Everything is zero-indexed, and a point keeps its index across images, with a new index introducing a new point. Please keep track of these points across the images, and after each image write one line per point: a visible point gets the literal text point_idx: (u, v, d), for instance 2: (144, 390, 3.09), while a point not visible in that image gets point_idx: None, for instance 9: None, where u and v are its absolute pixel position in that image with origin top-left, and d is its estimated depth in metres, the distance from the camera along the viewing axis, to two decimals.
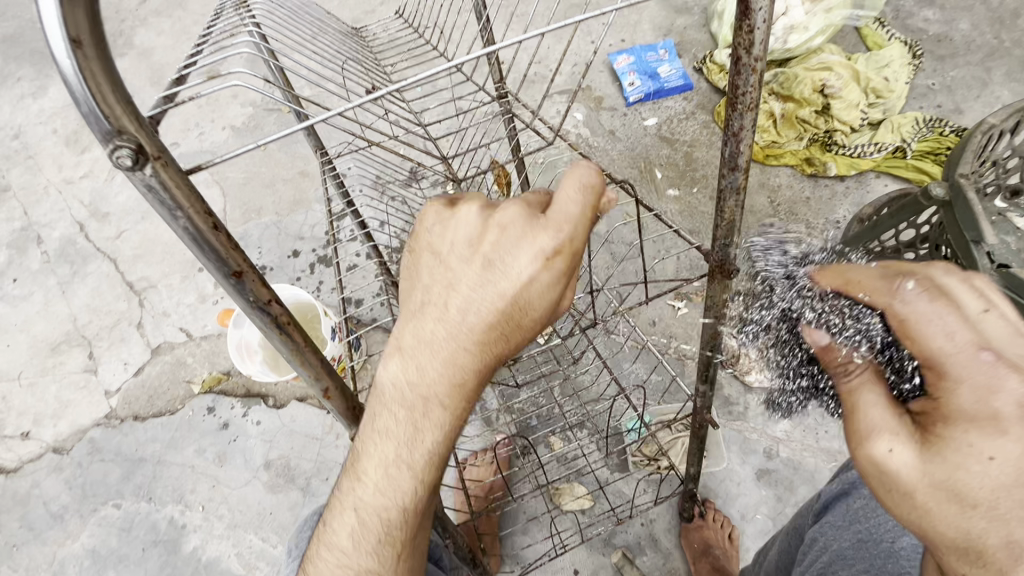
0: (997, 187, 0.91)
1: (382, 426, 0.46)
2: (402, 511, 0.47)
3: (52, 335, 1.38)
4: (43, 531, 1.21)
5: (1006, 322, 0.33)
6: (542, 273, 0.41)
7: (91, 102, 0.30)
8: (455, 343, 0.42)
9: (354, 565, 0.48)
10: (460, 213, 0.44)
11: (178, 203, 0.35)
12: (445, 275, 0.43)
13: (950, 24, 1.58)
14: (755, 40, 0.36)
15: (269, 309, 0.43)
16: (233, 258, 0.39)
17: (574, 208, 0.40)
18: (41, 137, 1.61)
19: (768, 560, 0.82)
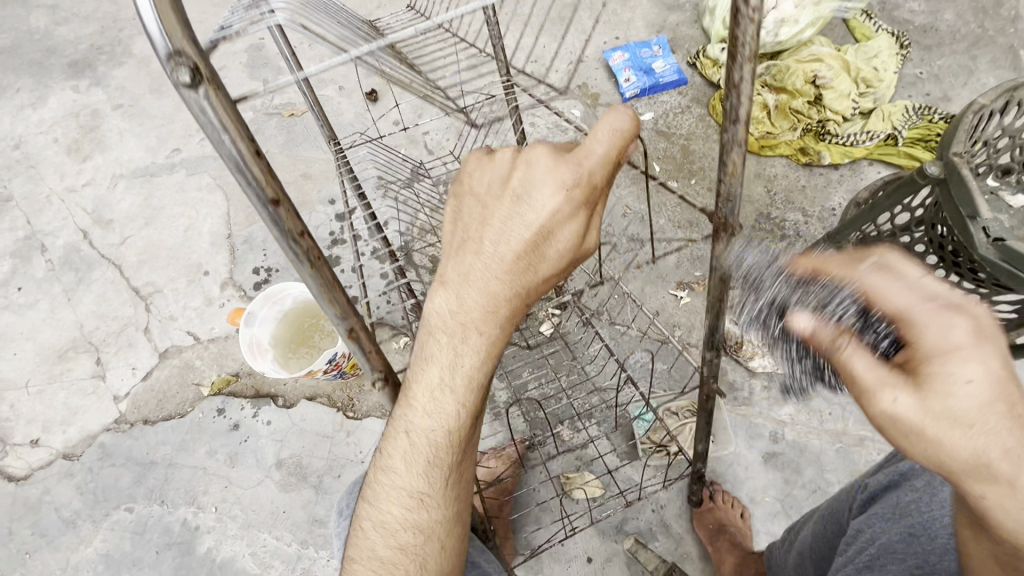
0: (989, 167, 0.96)
1: (428, 352, 0.54)
2: (448, 432, 0.54)
3: (59, 343, 1.38)
4: (56, 537, 1.21)
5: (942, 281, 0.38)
6: (564, 204, 0.49)
7: (154, 19, 0.32)
8: (490, 275, 0.50)
9: (409, 484, 0.55)
10: (498, 157, 0.53)
11: (224, 126, 0.36)
12: (482, 213, 0.52)
13: (935, 15, 1.62)
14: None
15: (300, 242, 0.42)
16: (271, 185, 0.39)
17: (602, 148, 0.48)
18: (42, 146, 1.61)
19: (805, 532, 0.82)
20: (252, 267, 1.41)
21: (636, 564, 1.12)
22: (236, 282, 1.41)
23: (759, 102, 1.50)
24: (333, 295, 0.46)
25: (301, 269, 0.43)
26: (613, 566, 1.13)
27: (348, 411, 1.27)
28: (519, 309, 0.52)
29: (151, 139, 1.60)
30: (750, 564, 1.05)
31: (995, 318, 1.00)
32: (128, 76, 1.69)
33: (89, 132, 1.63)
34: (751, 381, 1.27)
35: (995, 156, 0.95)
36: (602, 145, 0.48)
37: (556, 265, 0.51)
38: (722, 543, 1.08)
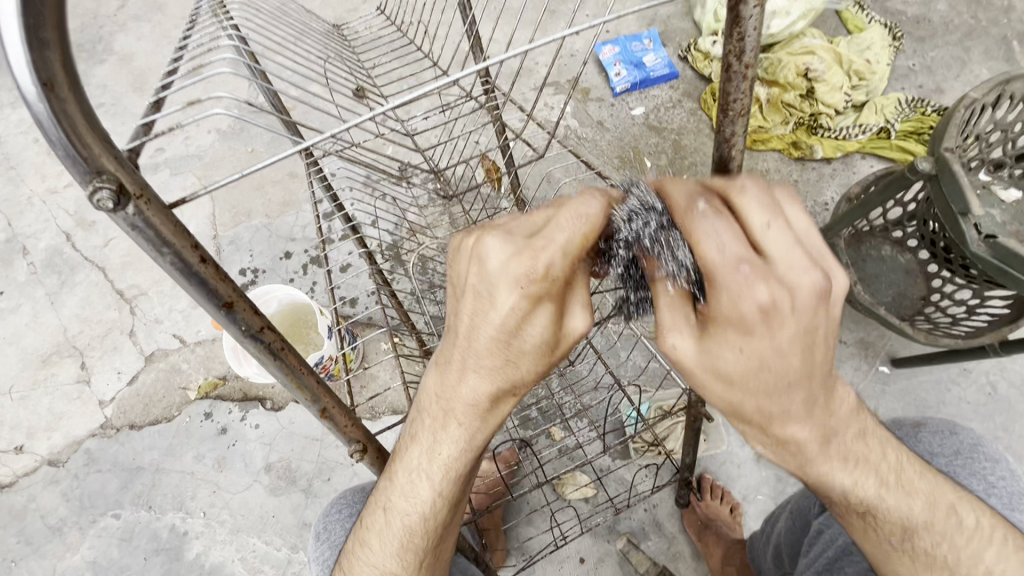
0: (981, 162, 0.95)
1: (412, 432, 0.56)
2: (421, 519, 0.56)
3: (42, 347, 1.36)
4: (42, 545, 1.19)
5: (784, 232, 0.40)
6: (521, 300, 0.45)
7: (66, 144, 0.31)
8: (463, 370, 0.49)
9: (381, 564, 0.58)
10: (465, 245, 0.50)
11: (165, 240, 0.36)
12: (453, 307, 0.50)
13: (927, 6, 1.60)
14: (745, 47, 0.40)
15: (262, 336, 0.44)
16: (224, 291, 0.40)
17: (566, 240, 0.45)
18: (22, 146, 1.58)
19: (780, 530, 0.80)
20: (237, 268, 1.39)
21: (628, 563, 1.12)
22: None
23: (751, 96, 1.49)
24: (295, 368, 0.48)
25: (263, 357, 0.46)
26: (605, 567, 1.12)
27: None
28: (491, 403, 0.50)
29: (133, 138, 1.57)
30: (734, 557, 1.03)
31: (986, 313, 1.01)
32: (109, 75, 1.65)
33: None
34: None
35: (987, 151, 0.94)
36: (564, 237, 0.45)
37: (536, 361, 0.48)
38: (710, 537, 1.07)
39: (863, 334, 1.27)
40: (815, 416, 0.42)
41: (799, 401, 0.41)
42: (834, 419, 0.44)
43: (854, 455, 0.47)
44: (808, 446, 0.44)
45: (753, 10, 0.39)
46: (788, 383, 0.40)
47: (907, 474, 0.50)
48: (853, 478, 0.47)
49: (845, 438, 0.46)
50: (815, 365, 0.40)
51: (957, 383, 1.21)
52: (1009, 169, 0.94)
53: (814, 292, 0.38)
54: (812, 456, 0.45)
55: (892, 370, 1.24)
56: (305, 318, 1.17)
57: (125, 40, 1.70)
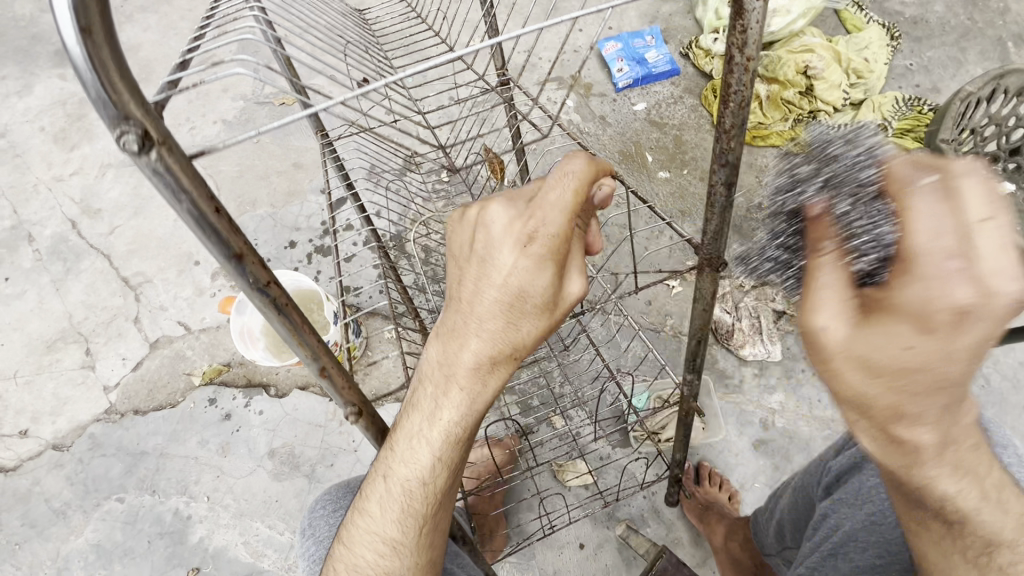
0: (975, 155, 0.97)
1: (416, 400, 0.56)
2: (422, 484, 0.56)
3: (48, 333, 1.37)
4: (46, 528, 1.20)
5: (1005, 232, 0.30)
6: (522, 260, 0.48)
7: (100, 89, 0.28)
8: (466, 331, 0.51)
9: (381, 530, 0.57)
10: (467, 216, 0.53)
11: (186, 191, 0.33)
12: (459, 273, 0.52)
13: (925, 7, 1.63)
14: (748, 39, 0.39)
15: (268, 293, 0.41)
16: (235, 241, 0.37)
17: (562, 198, 0.47)
18: (28, 135, 1.59)
19: (784, 507, 0.81)
20: None
21: (627, 549, 1.13)
22: None
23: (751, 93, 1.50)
24: (318, 345, 0.47)
25: (269, 314, 0.42)
26: (605, 552, 1.14)
27: None
28: (490, 363, 0.51)
29: None
30: (738, 532, 1.03)
31: None
32: None
33: (76, 121, 1.61)
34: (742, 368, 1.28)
35: (982, 145, 0.97)
36: (560, 193, 0.47)
37: (534, 321, 0.50)
38: (712, 517, 1.08)
39: None
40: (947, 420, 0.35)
41: (939, 407, 0.34)
42: (957, 424, 0.36)
43: (967, 470, 0.38)
44: (923, 452, 0.36)
45: (755, 3, 0.37)
46: (936, 385, 0.33)
47: (1015, 500, 0.41)
48: (959, 491, 0.38)
49: (963, 447, 0.37)
50: (970, 378, 0.33)
51: None
52: (1004, 163, 0.95)
53: (1006, 305, 0.30)
54: (918, 465, 0.37)
55: None
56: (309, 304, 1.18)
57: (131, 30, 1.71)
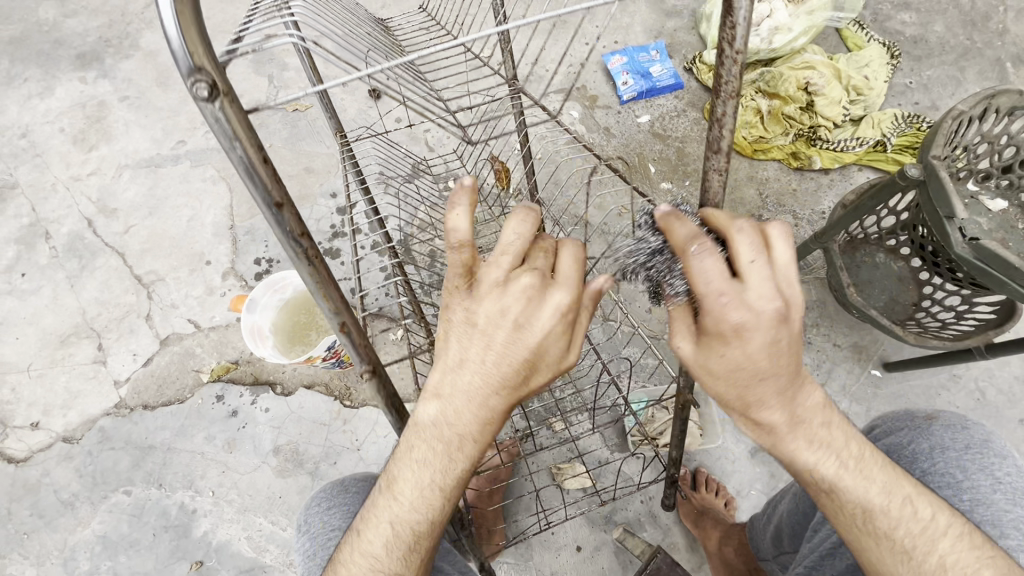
0: (969, 172, 1.00)
1: (420, 455, 0.53)
2: (431, 522, 0.54)
3: (61, 328, 1.40)
4: (54, 518, 1.23)
5: (762, 271, 0.45)
6: (561, 327, 0.49)
7: (180, 40, 0.34)
8: (481, 393, 0.50)
9: (385, 569, 0.53)
10: (481, 284, 0.50)
11: (237, 135, 0.38)
12: (481, 336, 0.50)
13: (925, 27, 1.66)
14: (736, 34, 0.43)
15: (300, 242, 0.45)
16: (276, 189, 0.42)
17: (574, 272, 0.51)
18: (49, 135, 1.64)
19: (783, 509, 0.83)
20: (253, 258, 1.44)
21: (624, 553, 1.15)
22: (238, 272, 1.43)
23: (752, 109, 1.53)
24: (364, 352, 0.54)
25: (300, 265, 0.46)
26: (602, 555, 1.16)
27: (344, 399, 1.30)
28: (503, 415, 0.52)
29: (156, 130, 1.62)
30: (733, 537, 1.07)
31: (974, 318, 1.07)
32: (134, 69, 1.72)
33: (95, 123, 1.65)
34: None
35: (975, 161, 0.99)
36: (573, 268, 0.51)
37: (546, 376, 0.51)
38: (707, 523, 1.10)
39: (857, 339, 1.31)
40: (782, 401, 0.49)
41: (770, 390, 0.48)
42: (799, 405, 0.50)
43: (820, 440, 0.51)
44: (776, 428, 0.50)
45: (743, 2, 0.42)
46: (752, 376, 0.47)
47: (874, 468, 0.53)
48: (819, 460, 0.51)
49: (812, 424, 0.51)
50: (783, 369, 0.47)
51: (947, 389, 1.25)
52: (996, 180, 0.99)
53: (774, 316, 0.45)
54: (779, 439, 0.51)
55: (884, 374, 1.27)
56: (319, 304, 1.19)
57: (151, 37, 1.77)
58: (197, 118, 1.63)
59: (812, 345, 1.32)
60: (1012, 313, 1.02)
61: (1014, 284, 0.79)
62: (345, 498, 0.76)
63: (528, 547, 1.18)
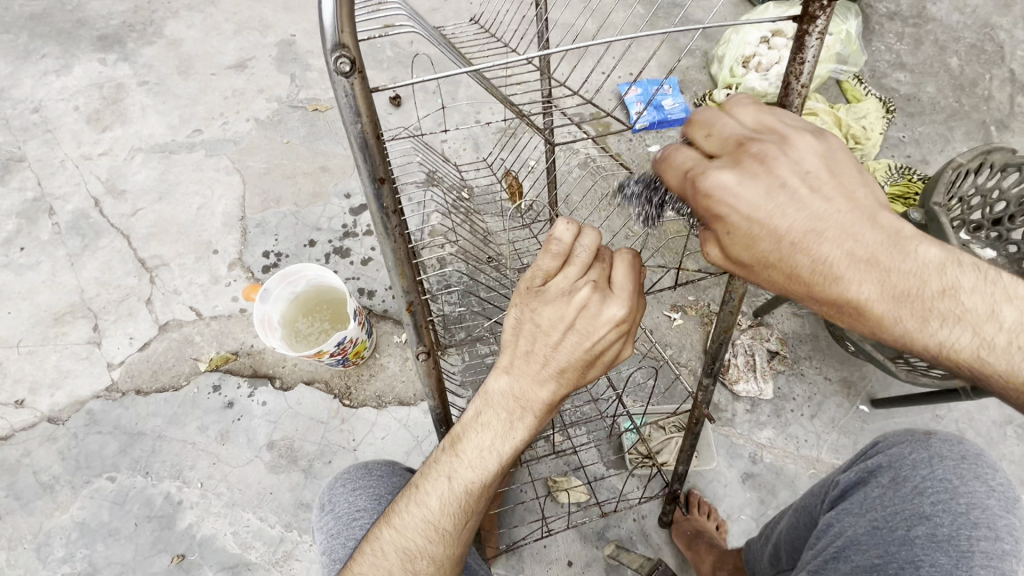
0: (963, 222, 1.07)
1: (483, 421, 0.56)
2: (483, 485, 0.57)
3: (56, 306, 1.38)
4: (31, 501, 1.19)
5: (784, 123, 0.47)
6: (612, 333, 0.54)
7: (332, 17, 0.37)
8: (543, 376, 0.54)
9: (436, 524, 0.58)
10: (550, 288, 0.55)
11: (360, 111, 0.40)
12: (544, 333, 0.54)
13: (918, 87, 1.77)
14: (804, 70, 0.45)
15: (389, 218, 0.47)
16: (382, 165, 0.44)
17: (628, 283, 0.54)
18: (62, 113, 1.63)
19: (781, 529, 0.85)
20: (261, 251, 1.44)
21: (614, 570, 1.16)
22: (245, 263, 1.42)
23: None
24: (426, 337, 0.58)
25: (385, 238, 0.49)
26: (593, 571, 1.16)
27: (344, 398, 1.28)
28: (561, 403, 0.57)
29: (173, 117, 1.63)
30: (726, 561, 1.06)
31: None
32: (156, 56, 1.73)
33: (111, 104, 1.65)
34: (734, 403, 1.33)
35: (968, 213, 1.06)
36: (628, 280, 0.54)
37: (598, 371, 0.56)
38: (701, 546, 1.10)
39: (846, 374, 1.34)
40: (868, 266, 0.42)
41: (849, 251, 0.42)
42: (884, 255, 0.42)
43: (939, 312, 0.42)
44: (872, 306, 0.43)
45: (814, 42, 0.44)
46: (795, 245, 0.43)
47: None
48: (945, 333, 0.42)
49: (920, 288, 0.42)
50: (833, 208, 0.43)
51: (930, 428, 1.29)
52: (986, 231, 1.07)
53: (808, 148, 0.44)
54: (882, 319, 0.43)
55: (871, 410, 1.30)
56: (331, 298, 1.20)
57: (176, 26, 1.78)
58: (215, 109, 1.64)
59: (803, 377, 1.35)
60: None
61: None
62: (371, 480, 0.78)
63: (520, 558, 1.18)
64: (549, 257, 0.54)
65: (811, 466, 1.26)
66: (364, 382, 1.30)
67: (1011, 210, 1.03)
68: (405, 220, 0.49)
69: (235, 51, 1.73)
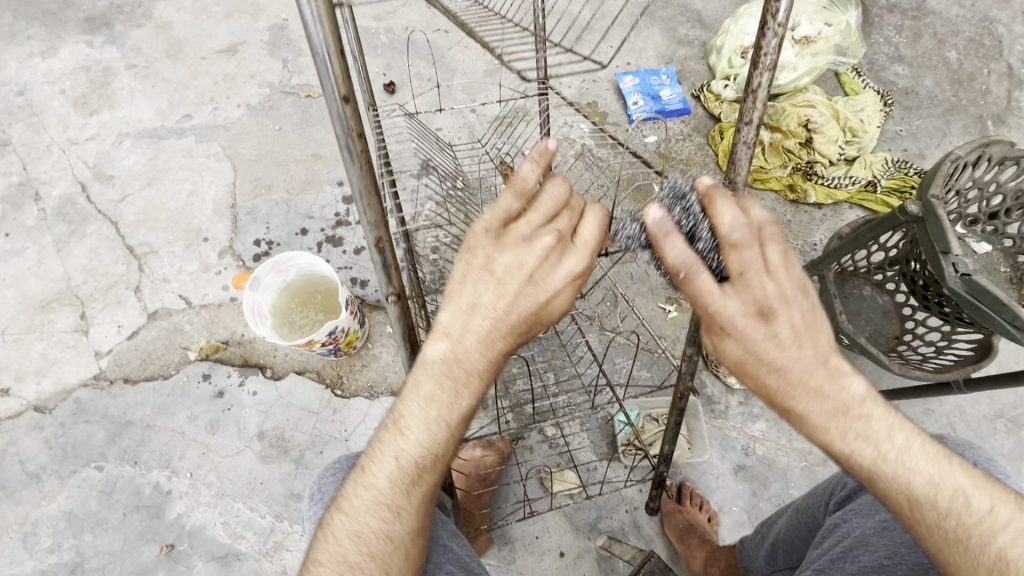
0: (960, 216, 1.08)
1: (424, 392, 0.55)
2: (432, 458, 0.56)
3: (43, 293, 1.35)
4: (18, 490, 1.17)
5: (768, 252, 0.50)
6: (566, 288, 0.55)
7: None
8: (490, 333, 0.54)
9: (388, 502, 0.57)
10: (505, 238, 0.55)
11: (323, 19, 0.42)
12: (495, 286, 0.54)
13: (916, 80, 1.77)
14: (779, 8, 0.47)
15: (355, 143, 0.47)
16: (344, 82, 0.44)
17: (592, 237, 0.57)
18: (48, 96, 1.60)
19: (778, 528, 0.84)
20: (252, 238, 1.41)
21: (606, 561, 1.16)
22: (235, 251, 1.40)
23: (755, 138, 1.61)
24: (394, 278, 0.56)
25: (350, 162, 0.48)
26: (584, 562, 1.16)
27: (336, 388, 1.27)
28: (505, 361, 0.56)
29: (162, 102, 1.59)
30: (718, 559, 1.08)
31: (954, 353, 1.10)
32: (144, 39, 1.69)
33: (99, 87, 1.62)
34: (728, 395, 1.32)
35: (965, 206, 1.07)
36: (593, 236, 0.57)
37: (546, 329, 0.57)
38: (693, 542, 1.12)
39: None
40: (810, 390, 0.49)
41: (795, 379, 0.49)
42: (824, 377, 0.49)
43: (856, 431, 0.49)
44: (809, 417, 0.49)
45: None
46: (771, 370, 0.49)
47: (920, 456, 0.49)
48: (857, 448, 0.49)
49: (848, 413, 0.49)
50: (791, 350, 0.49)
51: (921, 421, 1.29)
52: (983, 225, 1.07)
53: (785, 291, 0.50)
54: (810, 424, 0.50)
55: None
56: (322, 289, 1.19)
57: (164, 8, 1.75)
58: (205, 94, 1.61)
59: None
60: (989, 350, 1.06)
61: (998, 318, 0.86)
62: None
63: (512, 549, 1.18)
64: (512, 197, 0.55)
65: (803, 459, 1.26)
66: (356, 372, 1.28)
67: (1007, 204, 1.02)
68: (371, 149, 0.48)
69: (226, 34, 1.70)
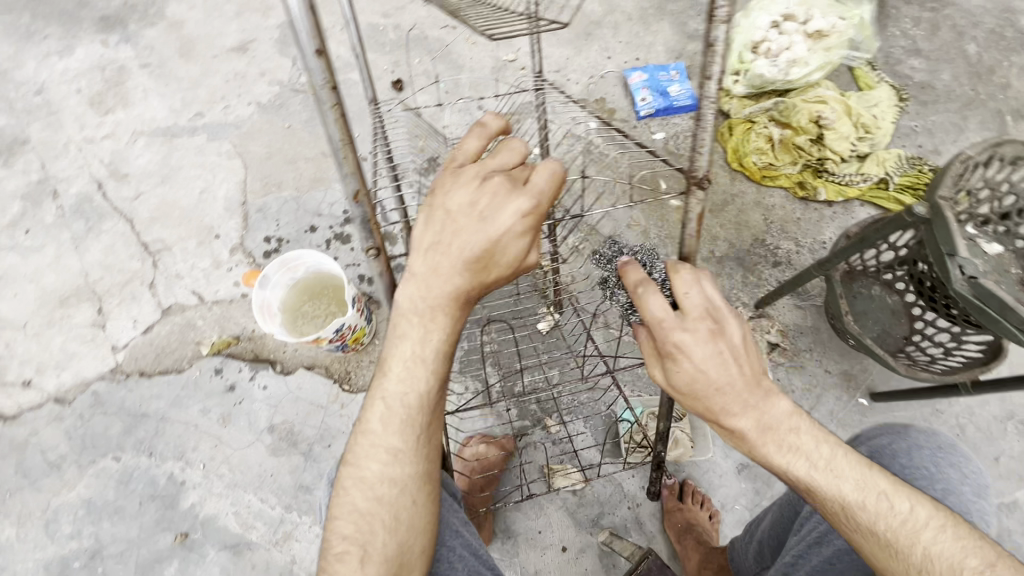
0: (972, 215, 1.04)
1: (400, 332, 0.62)
2: (417, 396, 0.62)
3: (62, 289, 1.39)
4: (39, 479, 1.22)
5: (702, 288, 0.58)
6: (518, 225, 0.57)
7: None
8: (449, 271, 0.58)
9: (384, 444, 0.61)
10: (464, 182, 0.59)
11: None
12: (452, 225, 0.58)
13: (933, 74, 1.73)
14: None
15: (329, 94, 0.55)
16: (318, 38, 0.52)
17: (545, 184, 0.58)
18: (65, 95, 1.63)
19: (764, 528, 0.85)
20: (262, 236, 1.44)
21: (607, 556, 1.17)
22: (246, 248, 1.43)
23: (765, 134, 1.58)
24: (374, 233, 0.62)
25: (326, 116, 0.56)
26: (585, 557, 1.17)
27: (344, 383, 1.29)
28: (472, 298, 0.61)
29: (175, 100, 1.62)
30: (711, 562, 1.07)
31: (962, 355, 1.09)
32: (157, 37, 1.72)
33: (114, 86, 1.65)
34: None
35: (978, 206, 1.04)
36: (544, 184, 0.58)
37: (505, 273, 0.59)
38: (689, 542, 1.12)
39: (847, 367, 1.33)
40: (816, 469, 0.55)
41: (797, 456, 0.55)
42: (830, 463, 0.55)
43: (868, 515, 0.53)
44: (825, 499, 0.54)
45: None
46: (716, 392, 0.55)
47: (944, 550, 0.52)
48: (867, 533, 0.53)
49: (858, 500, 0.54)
50: (733, 377, 0.55)
51: (928, 423, 1.27)
52: (995, 226, 1.04)
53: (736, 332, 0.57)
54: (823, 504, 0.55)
55: (870, 404, 1.29)
56: (329, 285, 1.21)
57: (177, 7, 1.77)
58: (217, 92, 1.63)
59: (803, 370, 1.34)
60: (999, 351, 1.06)
61: (1005, 321, 0.84)
62: None
63: (515, 542, 1.20)
64: (474, 142, 0.64)
65: None
66: (364, 367, 1.30)
67: None
68: (343, 100, 0.56)
69: (237, 32, 1.72)
